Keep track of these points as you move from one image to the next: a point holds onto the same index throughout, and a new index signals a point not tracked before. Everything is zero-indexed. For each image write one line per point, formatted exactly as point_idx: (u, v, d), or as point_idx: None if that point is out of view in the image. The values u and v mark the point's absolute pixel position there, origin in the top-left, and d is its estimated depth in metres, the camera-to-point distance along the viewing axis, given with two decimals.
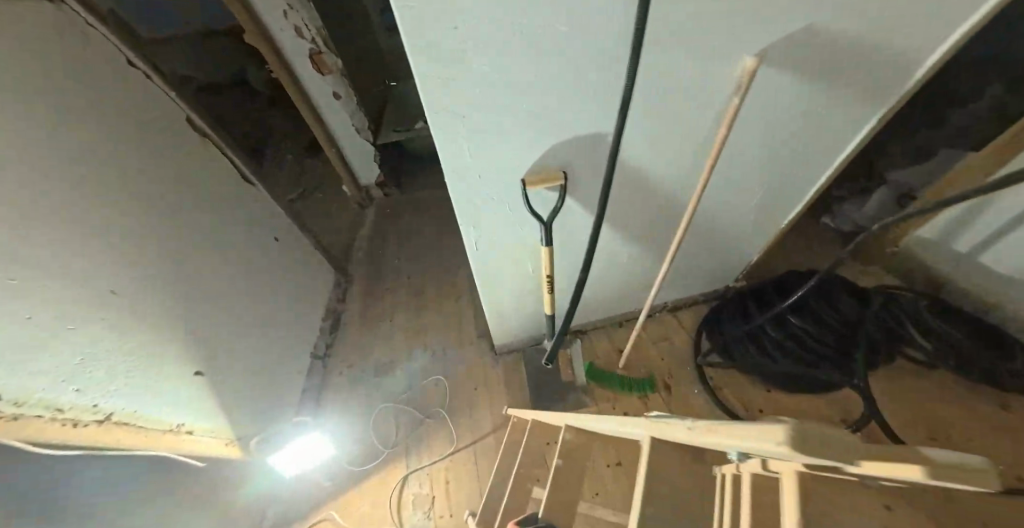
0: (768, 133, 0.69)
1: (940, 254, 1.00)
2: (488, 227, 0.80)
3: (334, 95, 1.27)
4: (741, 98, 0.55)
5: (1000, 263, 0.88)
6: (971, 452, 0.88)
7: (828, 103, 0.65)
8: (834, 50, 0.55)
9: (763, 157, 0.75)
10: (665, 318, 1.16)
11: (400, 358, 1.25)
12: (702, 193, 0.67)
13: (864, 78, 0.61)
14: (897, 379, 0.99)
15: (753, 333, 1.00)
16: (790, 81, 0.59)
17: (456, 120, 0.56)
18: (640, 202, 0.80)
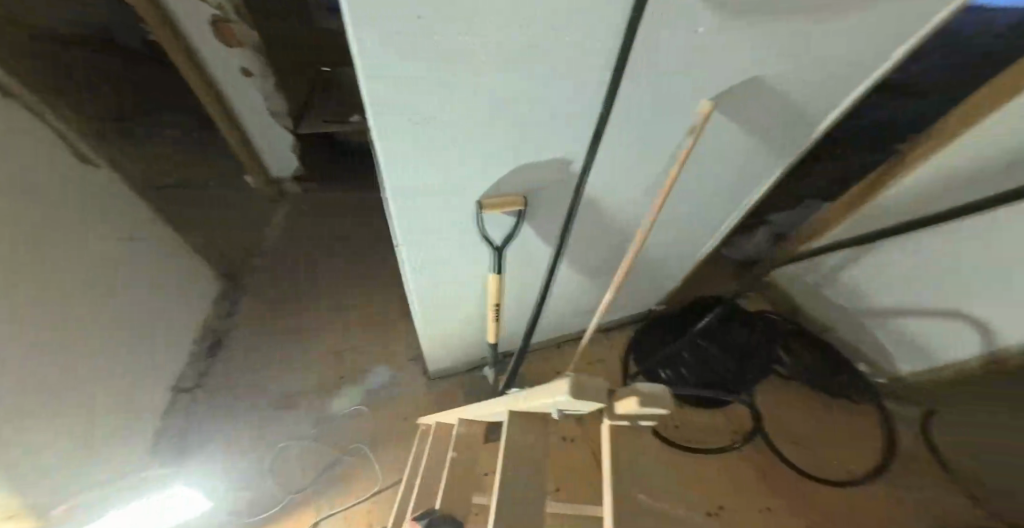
0: (707, 169, 0.77)
1: (800, 287, 1.25)
2: (439, 245, 0.75)
3: (243, 71, 1.10)
4: (694, 141, 0.61)
5: (842, 295, 1.13)
6: (831, 457, 1.03)
7: (753, 149, 0.75)
8: (770, 102, 0.64)
9: (701, 190, 0.84)
10: (598, 339, 1.24)
11: (313, 385, 1.09)
12: (652, 223, 0.71)
13: (781, 133, 0.73)
14: (778, 396, 1.13)
15: (671, 358, 1.12)
16: (731, 124, 0.67)
17: (411, 130, 0.49)
18: (594, 221, 0.83)
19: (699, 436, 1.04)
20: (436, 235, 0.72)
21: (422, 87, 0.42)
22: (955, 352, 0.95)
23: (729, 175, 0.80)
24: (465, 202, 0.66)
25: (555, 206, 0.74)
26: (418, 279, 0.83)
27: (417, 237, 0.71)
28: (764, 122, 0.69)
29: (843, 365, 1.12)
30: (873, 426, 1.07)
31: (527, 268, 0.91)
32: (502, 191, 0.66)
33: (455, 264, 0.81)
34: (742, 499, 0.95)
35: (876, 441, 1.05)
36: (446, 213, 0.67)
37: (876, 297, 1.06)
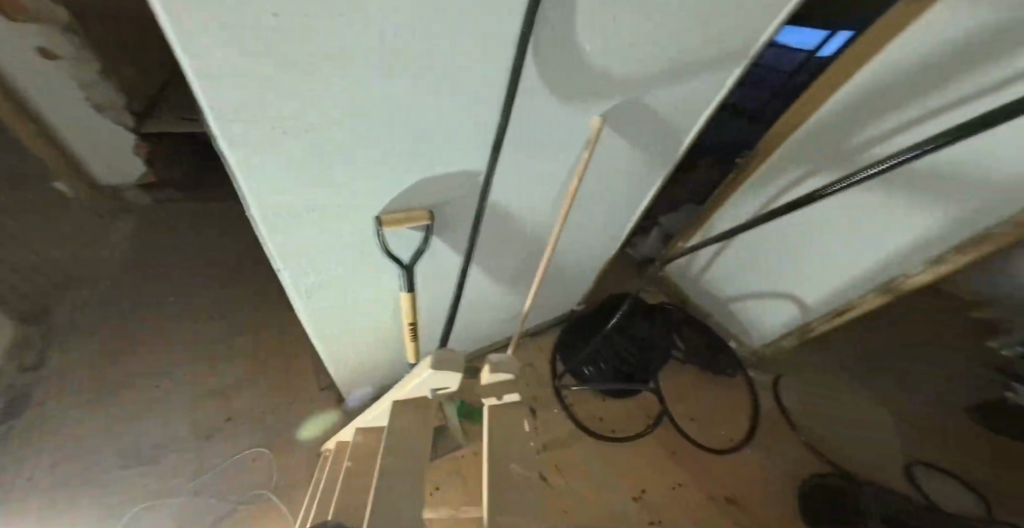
0: (605, 188, 0.81)
1: (688, 279, 1.47)
2: (336, 266, 0.63)
3: (41, 52, 0.96)
4: (594, 151, 0.60)
5: (719, 284, 1.37)
6: (719, 427, 1.19)
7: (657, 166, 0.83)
8: (651, 125, 0.68)
9: (619, 206, 0.91)
10: (528, 344, 1.24)
11: (206, 438, 0.99)
12: (564, 235, 0.69)
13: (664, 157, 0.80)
14: (677, 377, 1.27)
15: (595, 354, 1.17)
16: (636, 140, 0.71)
17: (274, 136, 0.38)
18: (520, 235, 0.80)
19: (623, 426, 1.11)
20: (328, 255, 0.60)
21: (293, 74, 0.33)
22: (794, 322, 1.24)
23: (620, 192, 0.85)
24: (356, 218, 0.55)
25: (461, 225, 0.67)
26: (311, 306, 0.69)
27: (301, 260, 0.58)
28: (649, 144, 0.73)
29: (722, 349, 1.31)
30: (743, 395, 1.27)
31: (445, 283, 0.83)
32: (408, 203, 0.57)
33: (354, 288, 0.69)
34: (658, 482, 1.04)
35: (747, 406, 1.25)
36: (337, 230, 0.56)
37: (739, 285, 1.32)
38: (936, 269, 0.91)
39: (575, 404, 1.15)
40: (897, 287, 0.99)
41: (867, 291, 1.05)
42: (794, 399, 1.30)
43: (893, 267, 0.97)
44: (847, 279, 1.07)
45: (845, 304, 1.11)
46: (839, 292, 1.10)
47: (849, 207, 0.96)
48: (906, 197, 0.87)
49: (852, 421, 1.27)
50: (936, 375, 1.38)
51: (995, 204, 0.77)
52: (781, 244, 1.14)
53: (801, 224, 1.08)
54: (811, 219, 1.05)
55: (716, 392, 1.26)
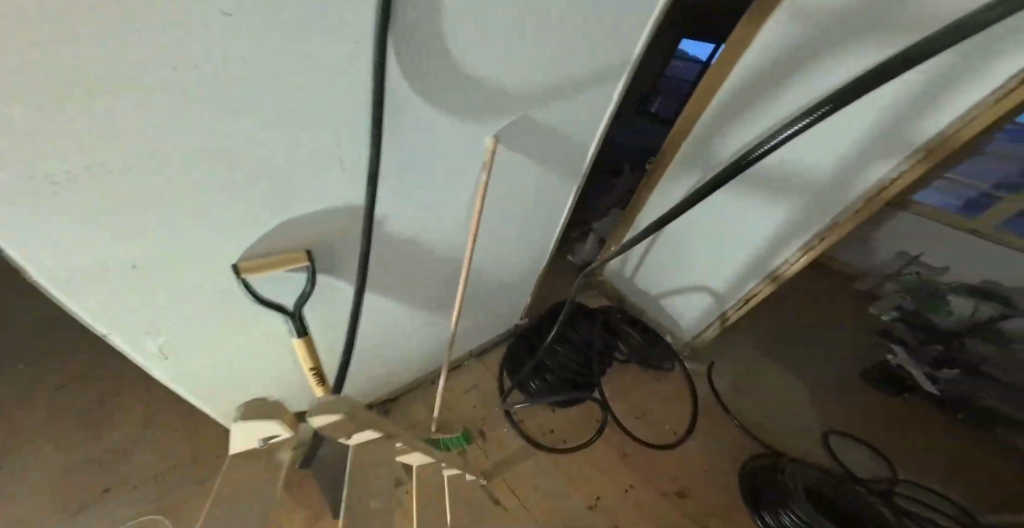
0: (519, 206, 0.80)
1: (624, 282, 1.54)
2: (192, 320, 0.52)
3: None
4: (489, 174, 0.60)
5: (648, 283, 1.45)
6: (662, 420, 1.24)
7: (568, 181, 0.84)
8: (553, 140, 0.70)
9: (540, 222, 0.90)
10: (475, 365, 1.21)
11: None
12: (476, 257, 0.66)
13: (571, 169, 0.82)
14: (618, 379, 1.30)
15: (539, 365, 1.16)
16: (540, 154, 0.72)
17: (69, 178, 0.31)
18: (437, 273, 0.75)
19: (569, 435, 1.11)
20: (172, 309, 0.49)
21: (75, 95, 0.27)
22: (709, 314, 1.35)
23: (538, 206, 0.85)
24: (202, 264, 0.46)
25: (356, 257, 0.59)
26: (167, 366, 0.56)
27: (128, 321, 0.46)
28: (554, 157, 0.75)
29: (658, 341, 1.35)
30: (681, 387, 1.34)
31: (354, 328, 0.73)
32: (280, 245, 0.49)
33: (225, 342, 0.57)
34: (611, 485, 1.06)
35: (686, 397, 1.31)
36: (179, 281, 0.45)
37: (664, 282, 1.40)
38: (806, 255, 1.05)
39: (526, 420, 1.13)
40: (780, 274, 1.12)
41: (758, 279, 1.18)
42: (724, 383, 1.40)
43: (775, 256, 1.10)
44: (742, 270, 1.18)
45: (744, 293, 1.23)
46: (739, 282, 1.21)
47: (734, 205, 1.08)
48: (775, 192, 1.01)
49: (774, 402, 1.38)
50: (832, 351, 1.56)
51: (838, 191, 0.93)
52: (688, 242, 1.25)
53: (700, 223, 1.18)
54: (707, 218, 1.16)
55: (654, 387, 1.31)
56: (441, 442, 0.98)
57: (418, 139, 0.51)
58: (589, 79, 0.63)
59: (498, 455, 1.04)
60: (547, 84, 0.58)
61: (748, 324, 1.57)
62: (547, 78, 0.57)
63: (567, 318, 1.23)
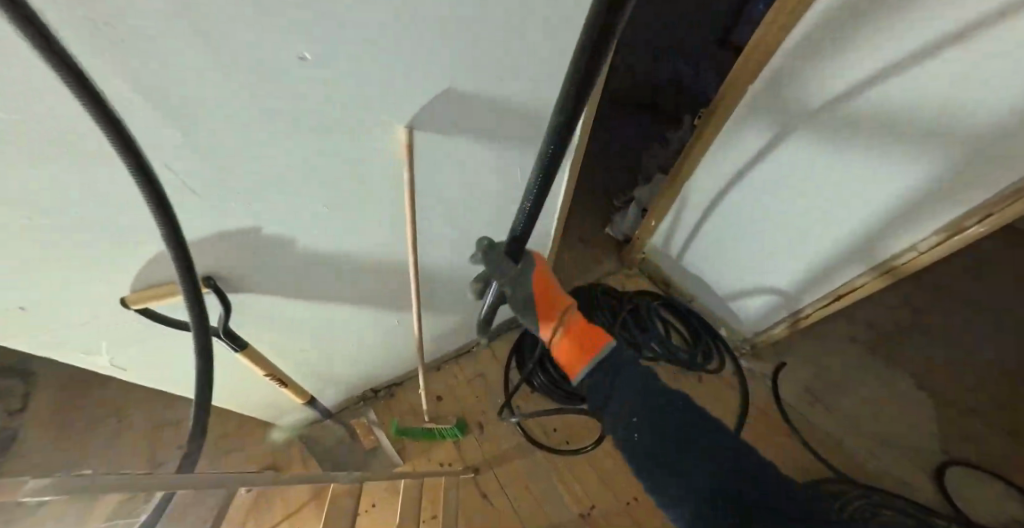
0: (477, 200, 0.69)
1: (665, 261, 1.27)
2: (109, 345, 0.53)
3: None
4: (407, 180, 0.51)
5: (694, 265, 1.18)
6: None
7: (531, 162, 0.67)
8: (499, 125, 0.54)
9: (501, 210, 0.76)
10: (482, 353, 1.14)
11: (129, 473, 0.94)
12: (411, 264, 0.62)
13: (541, 159, 0.68)
14: None
15: (544, 358, 1.07)
16: (479, 143, 0.56)
17: None
18: (374, 274, 0.70)
19: (573, 433, 1.04)
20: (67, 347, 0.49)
21: None
22: (777, 309, 1.06)
23: (507, 195, 0.72)
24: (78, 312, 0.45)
25: (262, 269, 0.56)
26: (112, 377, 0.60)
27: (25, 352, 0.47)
28: (509, 142, 0.59)
29: (700, 333, 1.17)
30: (730, 393, 1.13)
31: (308, 329, 0.73)
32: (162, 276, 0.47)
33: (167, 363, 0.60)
34: (610, 494, 0.98)
35: (731, 404, 1.12)
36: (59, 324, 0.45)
37: (715, 269, 1.13)
38: (946, 241, 0.69)
39: (529, 416, 1.06)
40: (899, 266, 0.77)
41: (865, 269, 0.83)
42: (796, 391, 1.13)
43: (889, 241, 0.76)
44: (831, 258, 0.85)
45: (840, 285, 0.89)
46: (829, 272, 0.88)
47: (818, 172, 0.75)
48: (880, 153, 0.66)
49: (864, 422, 1.08)
50: (960, 362, 1.17)
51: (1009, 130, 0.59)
52: (744, 225, 0.97)
53: (766, 198, 0.88)
54: (761, 202, 0.89)
55: (688, 381, 1.15)
56: (434, 432, 1.00)
57: (299, 169, 0.45)
58: (542, 70, 0.49)
59: (494, 450, 1.02)
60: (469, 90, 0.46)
61: (844, 318, 1.22)
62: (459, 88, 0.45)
63: None
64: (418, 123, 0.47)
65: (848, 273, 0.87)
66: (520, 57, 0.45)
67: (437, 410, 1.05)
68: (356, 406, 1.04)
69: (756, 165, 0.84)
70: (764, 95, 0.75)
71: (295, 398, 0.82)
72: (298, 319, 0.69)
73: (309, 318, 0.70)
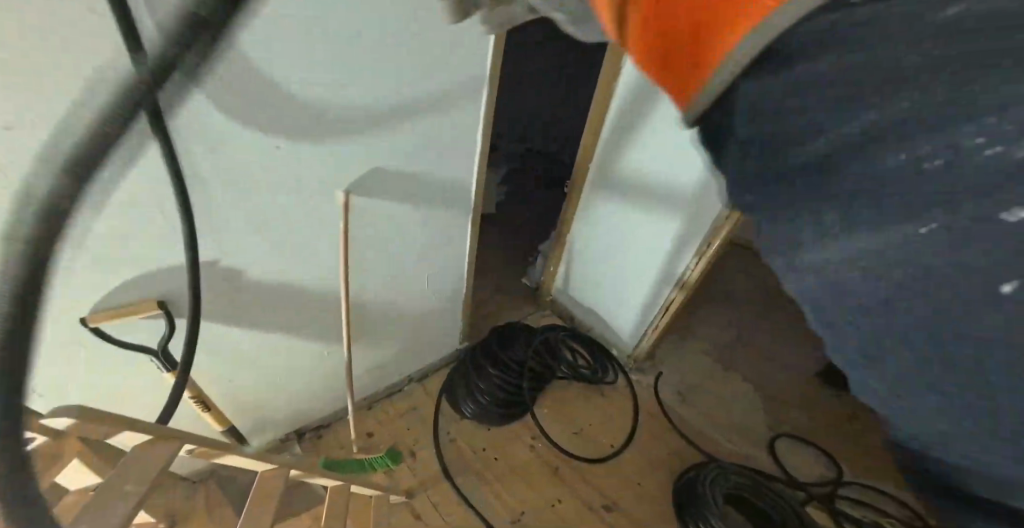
0: (401, 232, 0.87)
1: (567, 298, 1.49)
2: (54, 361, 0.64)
3: None
4: (345, 221, 0.72)
5: (581, 295, 1.44)
6: (597, 434, 1.21)
7: (436, 201, 0.88)
8: (408, 171, 0.78)
9: (415, 245, 0.93)
10: (412, 388, 1.21)
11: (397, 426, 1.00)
12: (345, 287, 0.77)
13: (449, 204, 0.91)
14: (561, 395, 1.26)
15: (469, 385, 1.18)
16: (389, 178, 0.76)
17: None
18: (301, 302, 0.81)
19: (503, 451, 1.13)
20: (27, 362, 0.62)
21: None
22: (639, 325, 1.33)
23: (421, 230, 0.91)
24: (54, 317, 0.59)
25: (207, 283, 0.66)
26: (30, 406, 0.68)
27: None
28: (421, 193, 0.84)
29: (602, 353, 1.36)
30: (624, 399, 1.31)
31: (240, 354, 0.80)
32: (129, 299, 0.63)
33: (100, 377, 0.71)
34: (538, 503, 1.06)
35: (630, 410, 1.28)
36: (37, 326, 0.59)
37: (595, 298, 1.41)
38: (701, 258, 1.09)
39: (459, 440, 1.14)
40: (687, 279, 1.15)
41: (673, 286, 1.19)
42: (670, 394, 1.35)
43: (677, 264, 1.15)
44: (656, 279, 1.22)
45: (665, 300, 1.23)
46: (657, 291, 1.23)
47: (637, 220, 1.18)
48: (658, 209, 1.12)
49: (727, 409, 1.33)
50: None
51: (713, 201, 1.00)
52: (604, 260, 1.32)
53: (610, 226, 1.25)
54: (612, 230, 1.25)
55: (599, 395, 1.30)
56: (364, 463, 1.03)
57: (249, 186, 0.61)
58: (433, 111, 0.72)
59: (424, 473, 1.08)
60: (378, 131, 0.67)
61: (709, 330, 1.51)
62: (366, 136, 0.67)
63: (502, 336, 1.28)
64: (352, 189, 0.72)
65: (665, 291, 1.23)
66: (410, 96, 0.67)
67: (366, 442, 1.09)
68: (283, 445, 1.04)
69: (602, 218, 1.26)
70: (600, 174, 1.20)
71: (216, 428, 0.81)
72: (237, 344, 0.78)
73: (245, 340, 0.79)
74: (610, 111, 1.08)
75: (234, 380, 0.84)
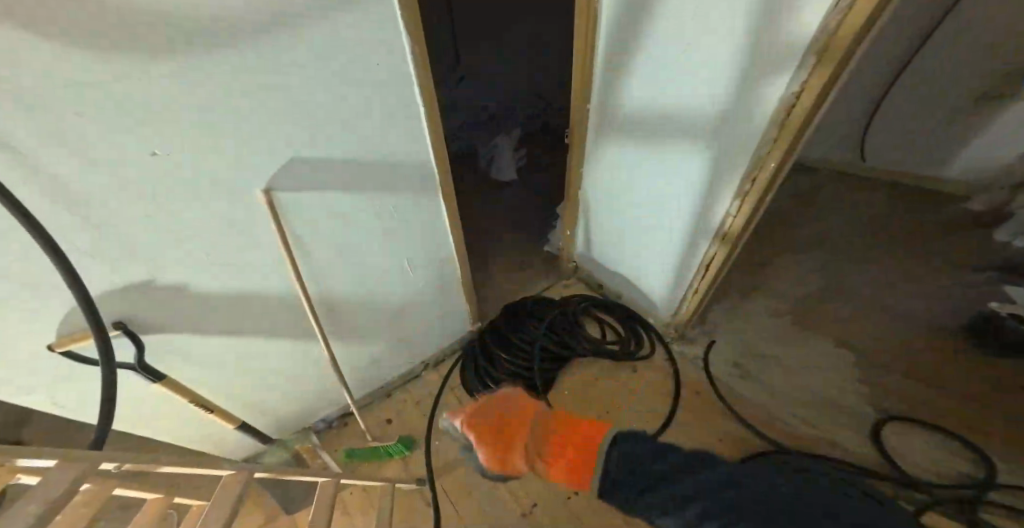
0: (353, 224, 0.82)
1: (585, 265, 1.30)
2: (52, 376, 0.72)
3: None
4: (273, 222, 0.69)
5: (602, 261, 1.23)
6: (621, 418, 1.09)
7: (384, 187, 0.81)
8: (335, 155, 0.70)
9: (375, 235, 0.87)
10: (430, 375, 1.23)
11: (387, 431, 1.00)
12: (294, 289, 0.76)
13: (398, 185, 0.83)
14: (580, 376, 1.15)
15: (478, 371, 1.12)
16: (308, 170, 0.69)
17: None
18: (266, 307, 0.81)
19: None
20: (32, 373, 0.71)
21: None
22: (674, 292, 1.09)
23: (377, 217, 0.85)
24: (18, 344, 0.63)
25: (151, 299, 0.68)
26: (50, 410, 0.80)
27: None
28: (358, 178, 0.76)
29: (632, 326, 1.17)
30: (662, 378, 1.13)
31: (224, 358, 0.84)
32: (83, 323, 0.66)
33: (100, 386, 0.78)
34: (551, 493, 1.00)
35: (666, 391, 1.11)
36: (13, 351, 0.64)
37: (618, 265, 1.19)
38: (743, 203, 0.80)
39: None
40: (726, 231, 0.86)
41: (710, 240, 0.91)
42: (724, 366, 1.14)
43: (711, 211, 0.86)
44: (688, 234, 0.94)
45: (702, 259, 0.95)
46: (691, 249, 0.96)
47: (650, 165, 0.90)
48: (677, 146, 0.82)
49: (795, 385, 1.09)
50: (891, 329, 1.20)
51: (753, 120, 0.69)
52: (620, 221, 1.07)
53: (616, 180, 1.00)
54: (621, 185, 1.00)
55: (625, 375, 1.15)
56: (379, 450, 1.08)
57: (144, 201, 0.56)
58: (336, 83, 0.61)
59: (438, 460, 1.08)
60: (278, 118, 0.59)
61: (774, 299, 1.27)
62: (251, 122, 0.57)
63: (511, 316, 1.18)
64: (274, 189, 0.67)
65: (703, 245, 0.93)
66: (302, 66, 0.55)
67: (383, 430, 1.13)
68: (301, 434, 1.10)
69: (612, 168, 0.98)
70: (601, 114, 0.91)
71: (225, 424, 0.91)
72: (221, 350, 0.83)
73: (221, 345, 0.82)
74: (598, 28, 0.77)
75: (236, 382, 0.90)
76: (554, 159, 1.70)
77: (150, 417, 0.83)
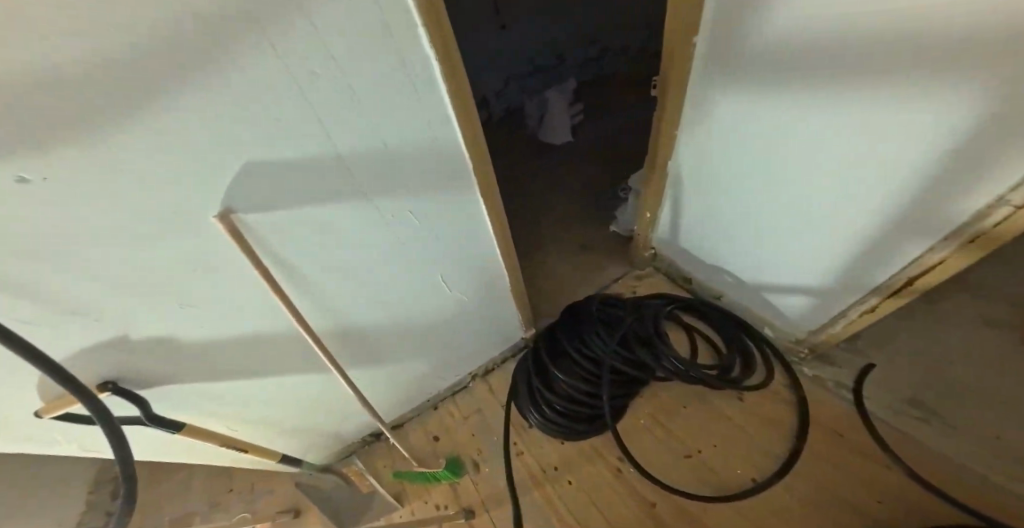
0: (363, 245, 0.62)
1: (670, 250, 1.00)
2: (58, 431, 0.65)
3: None
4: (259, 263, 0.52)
5: (698, 245, 0.91)
6: (720, 461, 0.84)
7: (406, 199, 0.59)
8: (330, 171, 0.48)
9: (400, 253, 0.68)
10: (477, 387, 1.07)
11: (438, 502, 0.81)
12: (292, 329, 0.61)
13: (424, 187, 0.59)
14: (662, 400, 0.92)
15: (534, 394, 0.92)
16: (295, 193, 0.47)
17: None
18: (277, 348, 0.68)
19: (581, 472, 0.90)
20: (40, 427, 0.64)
21: None
22: (830, 302, 0.75)
23: (392, 225, 0.62)
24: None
25: (129, 358, 0.55)
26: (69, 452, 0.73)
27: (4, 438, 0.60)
28: (365, 189, 0.53)
29: (737, 339, 0.89)
30: (784, 411, 0.86)
31: (242, 399, 0.74)
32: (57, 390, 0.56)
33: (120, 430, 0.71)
34: None
35: (787, 426, 0.85)
36: None
37: (729, 259, 0.87)
38: None
39: (525, 452, 0.95)
40: (989, 228, 0.50)
41: (939, 240, 0.55)
42: (897, 401, 0.83)
43: (960, 198, 0.50)
44: (883, 229, 0.59)
45: (907, 267, 0.61)
46: (885, 250, 0.61)
47: (813, 123, 0.55)
48: (875, 86, 0.46)
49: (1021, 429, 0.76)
50: None
51: None
52: (743, 205, 0.75)
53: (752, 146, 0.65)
54: (753, 158, 0.66)
55: (728, 403, 0.89)
56: (427, 475, 0.96)
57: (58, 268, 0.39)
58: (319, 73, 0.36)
59: (490, 490, 0.94)
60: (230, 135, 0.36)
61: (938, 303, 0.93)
62: (175, 164, 0.36)
63: (573, 323, 0.93)
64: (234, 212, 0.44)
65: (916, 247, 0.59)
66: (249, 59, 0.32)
67: (430, 449, 1.01)
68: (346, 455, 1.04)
69: (737, 128, 0.65)
70: (726, 37, 0.56)
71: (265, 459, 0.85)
72: (237, 391, 0.72)
73: (238, 386, 0.71)
74: None
75: (263, 417, 0.81)
76: (623, 116, 1.37)
77: (179, 453, 0.77)
